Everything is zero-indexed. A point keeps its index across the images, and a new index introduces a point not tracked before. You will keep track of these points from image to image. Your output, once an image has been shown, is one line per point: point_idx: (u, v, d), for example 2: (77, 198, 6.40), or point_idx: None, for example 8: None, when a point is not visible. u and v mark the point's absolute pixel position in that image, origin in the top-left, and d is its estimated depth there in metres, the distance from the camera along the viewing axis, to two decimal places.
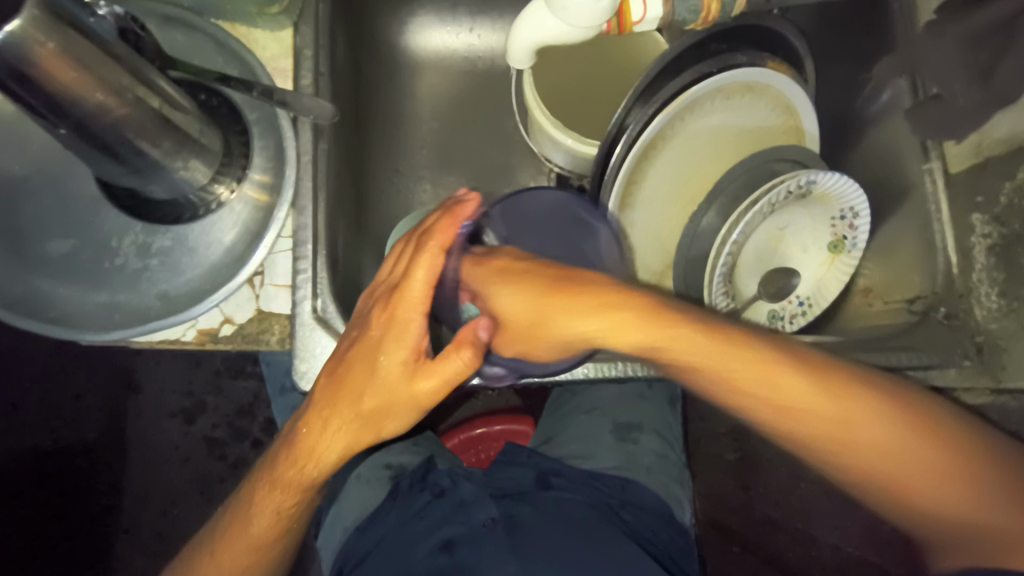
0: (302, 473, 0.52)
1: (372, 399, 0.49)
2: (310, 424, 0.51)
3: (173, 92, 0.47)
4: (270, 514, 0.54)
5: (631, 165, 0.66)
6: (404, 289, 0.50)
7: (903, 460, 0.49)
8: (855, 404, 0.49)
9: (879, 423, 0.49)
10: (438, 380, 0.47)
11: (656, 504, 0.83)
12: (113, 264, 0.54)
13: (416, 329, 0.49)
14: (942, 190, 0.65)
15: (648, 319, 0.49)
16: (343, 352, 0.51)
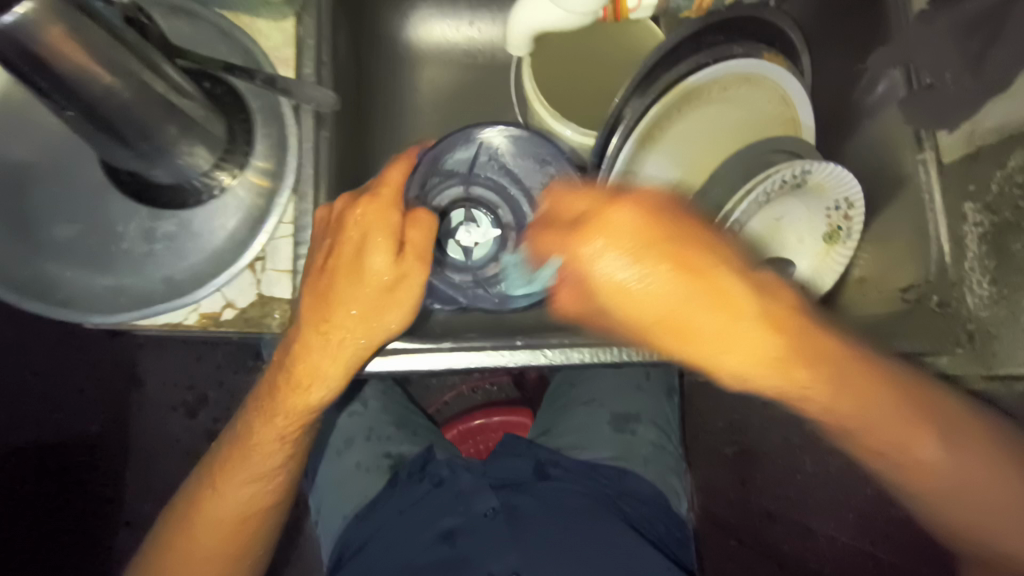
0: (303, 395, 0.55)
1: (362, 298, 0.52)
2: (306, 339, 0.52)
3: (178, 78, 0.48)
4: (272, 441, 0.58)
5: (630, 155, 0.67)
6: (377, 196, 0.54)
7: (900, 426, 0.57)
8: (853, 387, 0.55)
9: (888, 402, 0.56)
10: (418, 251, 0.53)
11: (654, 494, 0.84)
12: (119, 248, 0.55)
13: (394, 220, 0.53)
14: (935, 180, 0.66)
15: (663, 255, 0.50)
16: (323, 265, 0.53)
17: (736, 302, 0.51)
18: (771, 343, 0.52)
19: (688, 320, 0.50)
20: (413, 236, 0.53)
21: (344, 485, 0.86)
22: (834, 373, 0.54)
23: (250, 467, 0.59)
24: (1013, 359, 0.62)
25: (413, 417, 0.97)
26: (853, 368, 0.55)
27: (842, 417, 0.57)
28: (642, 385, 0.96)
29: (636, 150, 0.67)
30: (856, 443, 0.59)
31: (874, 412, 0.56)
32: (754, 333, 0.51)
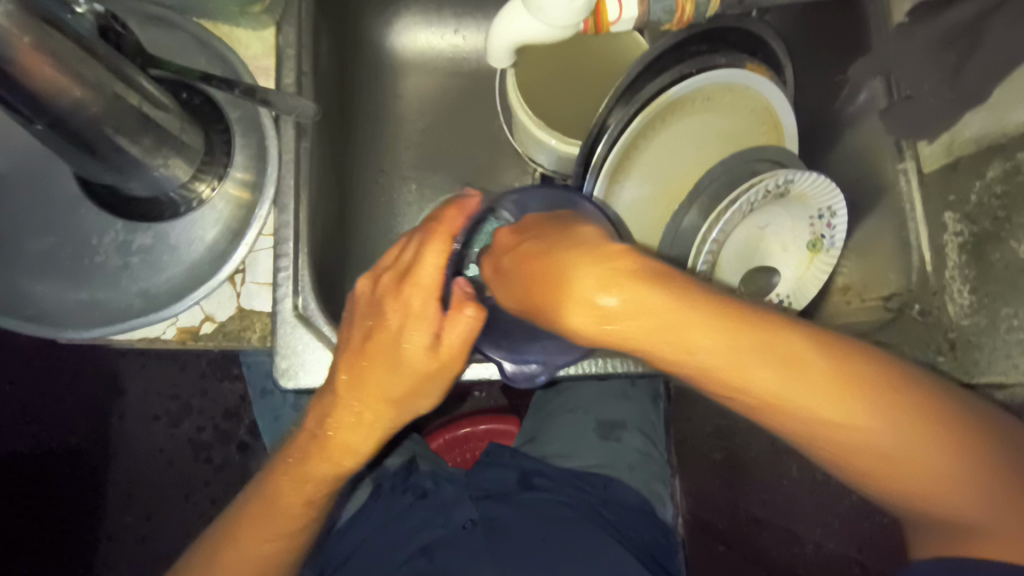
0: (337, 466, 0.53)
1: (400, 386, 0.50)
2: (337, 419, 0.51)
3: (154, 90, 0.47)
4: (299, 505, 0.54)
5: (613, 164, 0.68)
6: (414, 284, 0.50)
7: (826, 405, 0.42)
8: (764, 354, 0.42)
9: (767, 368, 0.42)
10: (450, 350, 0.50)
11: (641, 504, 0.84)
12: (93, 261, 0.54)
13: (432, 313, 0.50)
14: (917, 191, 0.67)
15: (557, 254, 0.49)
16: (362, 347, 0.51)
17: (556, 284, 0.47)
18: (654, 334, 0.44)
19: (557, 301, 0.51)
20: (455, 337, 0.50)
21: None
22: (740, 339, 0.42)
23: (275, 526, 0.54)
24: (993, 367, 0.59)
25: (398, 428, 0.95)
26: (730, 352, 0.42)
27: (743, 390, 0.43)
28: (628, 393, 0.95)
29: (619, 160, 0.68)
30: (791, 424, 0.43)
31: (757, 380, 0.42)
32: (684, 317, 0.43)
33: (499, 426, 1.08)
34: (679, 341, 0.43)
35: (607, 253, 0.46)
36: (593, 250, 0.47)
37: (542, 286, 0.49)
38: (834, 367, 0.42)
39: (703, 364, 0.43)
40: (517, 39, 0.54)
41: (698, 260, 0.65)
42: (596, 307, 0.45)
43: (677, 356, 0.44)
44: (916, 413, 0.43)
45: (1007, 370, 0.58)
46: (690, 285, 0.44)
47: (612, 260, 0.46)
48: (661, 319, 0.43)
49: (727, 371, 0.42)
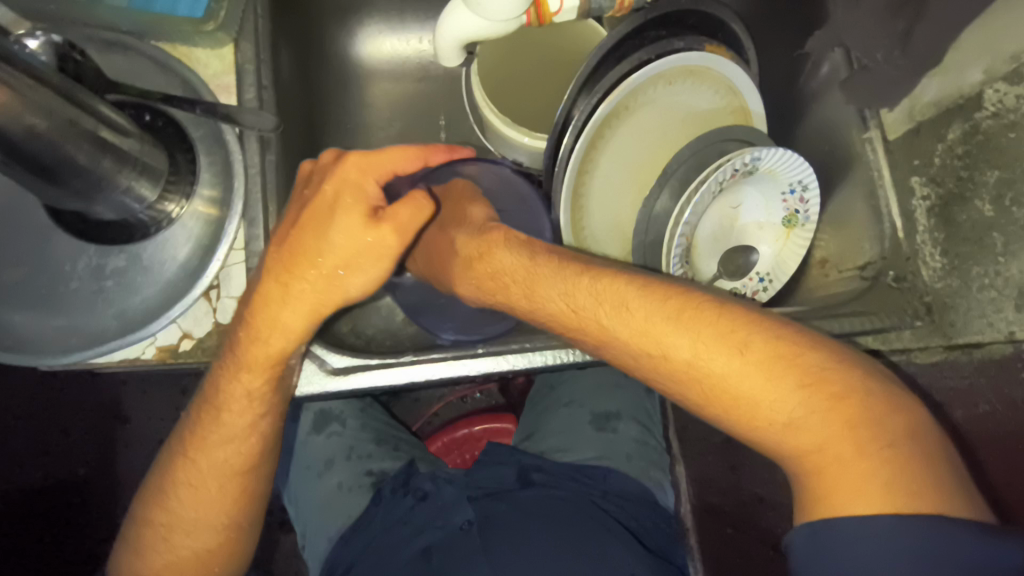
0: (268, 348, 0.54)
1: (334, 256, 0.51)
2: (265, 289, 0.52)
3: (114, 116, 0.48)
4: (241, 399, 0.56)
5: (581, 156, 0.68)
6: (341, 168, 0.51)
7: (724, 360, 0.45)
8: (679, 318, 0.47)
9: (684, 333, 0.47)
10: (397, 227, 0.51)
11: (639, 491, 0.84)
12: (69, 287, 0.55)
13: (369, 193, 0.52)
14: (882, 157, 0.68)
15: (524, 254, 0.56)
16: (289, 230, 0.53)
17: (522, 268, 0.54)
18: (593, 303, 0.50)
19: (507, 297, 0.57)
20: (399, 211, 0.51)
21: (326, 507, 0.85)
22: (650, 303, 0.48)
23: (222, 427, 0.58)
24: (970, 326, 0.60)
25: (394, 433, 0.95)
26: (647, 318, 0.48)
27: (651, 349, 0.48)
28: (619, 382, 0.95)
29: (588, 151, 0.68)
30: (694, 384, 0.47)
31: (672, 343, 0.47)
32: (614, 287, 0.50)
33: (497, 425, 1.08)
34: (613, 305, 0.49)
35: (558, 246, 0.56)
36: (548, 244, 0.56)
37: (512, 276, 0.55)
38: (715, 320, 0.46)
39: (615, 331, 0.49)
40: (461, 37, 0.55)
41: (672, 243, 0.66)
42: (559, 293, 0.52)
43: (610, 326, 0.50)
44: (822, 380, 0.44)
45: (983, 328, 0.58)
46: (619, 269, 0.52)
47: (553, 257, 0.54)
48: (597, 295, 0.50)
49: (640, 335, 0.48)
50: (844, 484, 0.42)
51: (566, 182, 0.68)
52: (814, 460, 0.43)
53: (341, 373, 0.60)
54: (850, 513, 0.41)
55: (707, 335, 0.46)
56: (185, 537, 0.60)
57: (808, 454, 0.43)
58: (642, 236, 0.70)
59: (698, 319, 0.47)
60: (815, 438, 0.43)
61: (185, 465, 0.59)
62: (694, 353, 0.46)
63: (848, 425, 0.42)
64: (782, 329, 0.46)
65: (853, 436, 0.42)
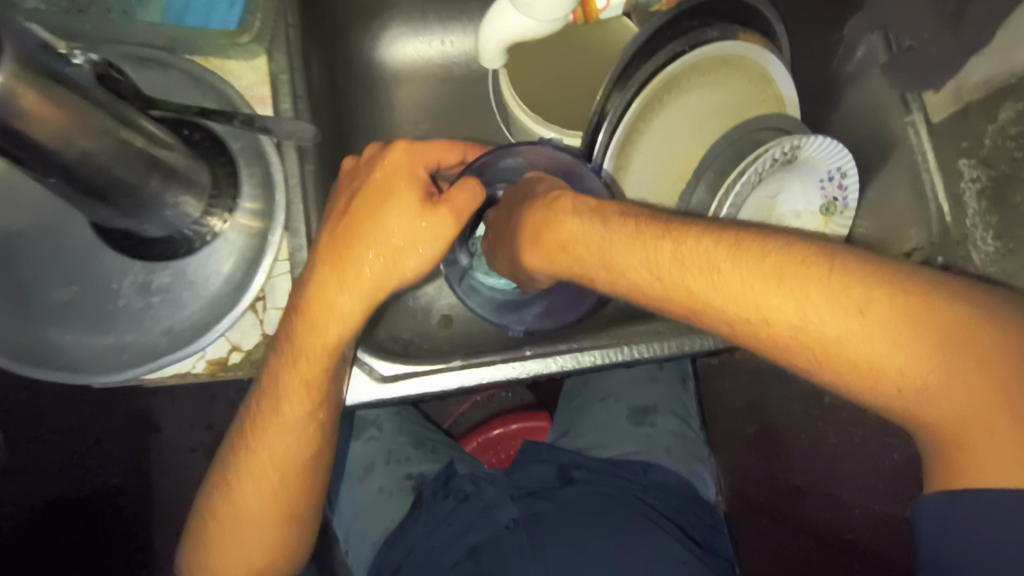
0: (325, 335, 0.51)
1: (388, 239, 0.50)
2: (320, 278, 0.50)
3: (157, 130, 0.48)
4: (301, 393, 0.53)
5: (616, 153, 0.68)
6: (385, 159, 0.52)
7: (838, 320, 0.43)
8: (780, 278, 0.45)
9: (789, 295, 0.44)
10: (454, 209, 0.51)
11: (681, 485, 0.83)
12: (117, 305, 0.55)
13: (420, 178, 0.52)
14: (927, 140, 0.67)
15: (603, 223, 0.54)
16: (340, 216, 0.52)
17: (594, 240, 0.54)
18: (677, 271, 0.49)
19: (580, 257, 0.55)
20: (456, 194, 0.51)
21: (367, 512, 0.84)
22: (744, 264, 0.46)
23: (281, 421, 0.54)
24: None
25: (431, 436, 0.95)
26: (737, 280, 0.46)
27: (749, 313, 0.46)
28: (657, 376, 0.95)
29: (622, 146, 0.68)
30: (802, 348, 0.44)
31: (774, 306, 0.45)
32: (698, 250, 0.49)
33: (531, 423, 1.07)
34: (702, 271, 0.48)
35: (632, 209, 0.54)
36: (620, 209, 0.55)
37: (582, 245, 0.55)
38: (829, 279, 0.44)
39: (705, 296, 0.48)
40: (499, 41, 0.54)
41: None
42: (640, 263, 0.51)
43: (703, 292, 0.48)
44: (954, 341, 0.39)
45: None
46: (706, 231, 0.49)
47: (629, 223, 0.53)
48: (682, 261, 0.49)
49: (735, 301, 0.46)
50: (983, 451, 0.38)
51: (602, 179, 0.67)
52: (949, 429, 0.39)
53: (393, 380, 0.60)
54: (987, 484, 0.38)
55: (826, 294, 0.43)
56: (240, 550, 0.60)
57: (926, 416, 0.40)
58: None
59: (811, 282, 0.44)
60: (952, 406, 0.39)
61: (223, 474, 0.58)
62: (801, 316, 0.44)
63: (998, 388, 0.37)
64: (903, 283, 0.42)
65: (991, 397, 0.38)
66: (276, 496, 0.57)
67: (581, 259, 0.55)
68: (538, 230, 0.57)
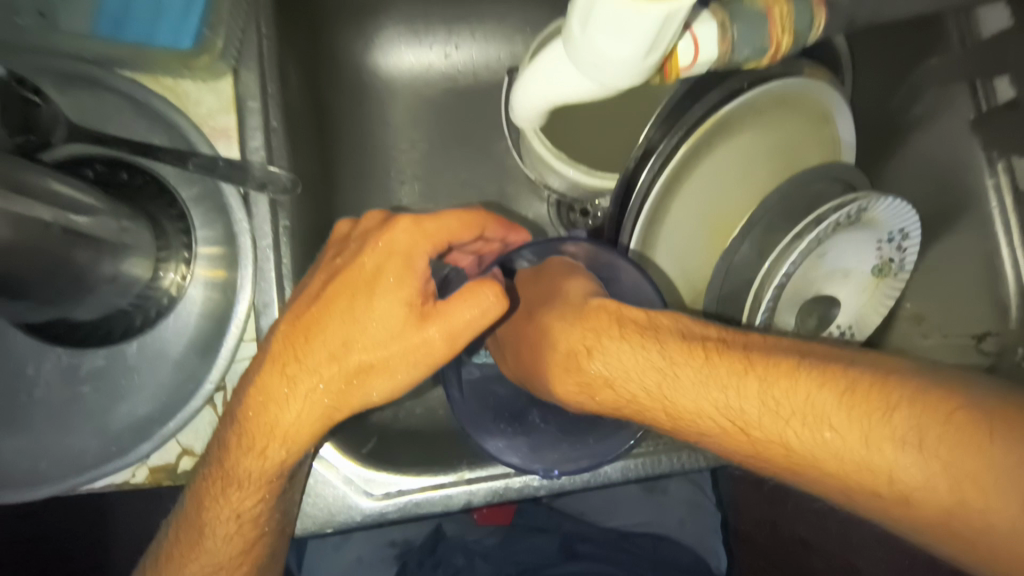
0: (263, 461, 0.40)
1: (362, 351, 0.38)
2: (266, 386, 0.39)
3: (72, 192, 0.36)
4: (233, 522, 0.42)
5: (657, 202, 0.57)
6: (389, 234, 0.40)
7: (1017, 518, 0.29)
8: (922, 444, 0.32)
9: (926, 462, 0.32)
10: (451, 331, 0.38)
11: (694, 562, 0.74)
12: (32, 397, 0.43)
13: (418, 271, 0.39)
14: (1010, 211, 0.58)
15: (647, 345, 0.41)
16: (310, 304, 0.40)
17: (650, 374, 0.41)
18: (769, 417, 0.37)
19: (623, 389, 0.42)
20: (454, 307, 0.37)
21: None
22: (875, 423, 0.33)
23: (205, 555, 0.43)
24: None
25: None
26: (859, 441, 0.34)
27: (878, 487, 0.33)
28: None
29: (664, 194, 0.56)
30: (962, 544, 0.31)
31: (904, 470, 0.32)
32: (802, 394, 0.36)
33: None
34: (806, 424, 0.35)
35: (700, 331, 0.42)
36: (679, 327, 0.42)
37: (628, 382, 0.42)
38: (996, 446, 0.30)
39: (808, 456, 0.35)
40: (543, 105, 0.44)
41: (762, 304, 0.57)
42: (714, 402, 0.38)
43: (807, 451, 0.35)
44: None
45: None
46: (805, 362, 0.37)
47: (693, 346, 0.40)
48: (768, 401, 0.37)
49: (846, 462, 0.34)
50: None
51: (637, 233, 0.57)
52: None
53: (386, 499, 0.46)
54: None
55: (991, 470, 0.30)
56: None
57: None
58: (718, 289, 0.60)
59: (964, 451, 0.31)
60: None
61: None
62: (943, 497, 0.31)
63: None
64: None
65: None
66: None
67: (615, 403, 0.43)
68: (572, 356, 0.44)
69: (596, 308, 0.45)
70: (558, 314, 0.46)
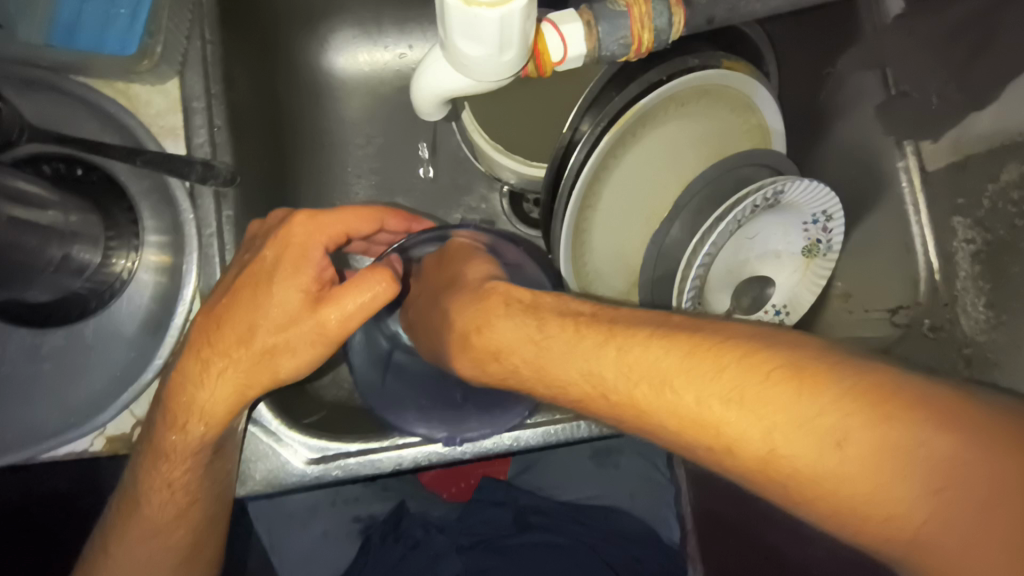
0: (185, 437, 0.44)
1: (268, 331, 0.41)
2: (186, 366, 0.42)
3: (27, 187, 0.42)
4: (166, 491, 0.47)
5: (583, 190, 0.61)
6: (286, 228, 0.42)
7: (813, 455, 0.34)
8: (745, 398, 0.35)
9: (760, 416, 0.35)
10: (344, 315, 0.40)
11: (644, 532, 0.78)
12: (1, 374, 0.48)
13: (314, 260, 0.42)
14: (919, 191, 0.60)
15: (530, 316, 0.46)
16: (224, 294, 0.43)
17: (527, 343, 0.45)
18: (622, 382, 0.40)
19: (511, 357, 0.46)
20: (348, 291, 0.40)
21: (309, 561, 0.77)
22: (703, 378, 0.37)
23: (145, 521, 0.48)
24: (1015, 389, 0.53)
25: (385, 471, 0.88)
26: (699, 400, 0.37)
27: (706, 439, 0.37)
28: None
29: (589, 183, 0.61)
30: (774, 481, 0.35)
31: (733, 430, 0.36)
32: (647, 358, 0.39)
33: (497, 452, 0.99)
34: (653, 387, 0.38)
35: (573, 306, 0.45)
36: (557, 305, 0.46)
37: (514, 352, 0.45)
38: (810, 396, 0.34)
39: (652, 416, 0.39)
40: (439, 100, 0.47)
41: (686, 286, 0.60)
42: (580, 368, 0.42)
43: (658, 411, 0.39)
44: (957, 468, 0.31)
45: None
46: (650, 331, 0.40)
47: (567, 321, 0.44)
48: (625, 370, 0.40)
49: (689, 422, 0.37)
50: None
51: (567, 220, 0.62)
52: None
53: (323, 462, 0.49)
54: None
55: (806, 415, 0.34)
56: None
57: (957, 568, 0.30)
58: (650, 271, 0.64)
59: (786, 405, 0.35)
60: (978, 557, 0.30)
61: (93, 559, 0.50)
62: (770, 444, 0.35)
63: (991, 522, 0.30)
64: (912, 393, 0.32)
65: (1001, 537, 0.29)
66: None
67: (503, 372, 0.46)
68: (464, 331, 0.48)
69: (489, 286, 0.49)
70: (461, 288, 0.51)
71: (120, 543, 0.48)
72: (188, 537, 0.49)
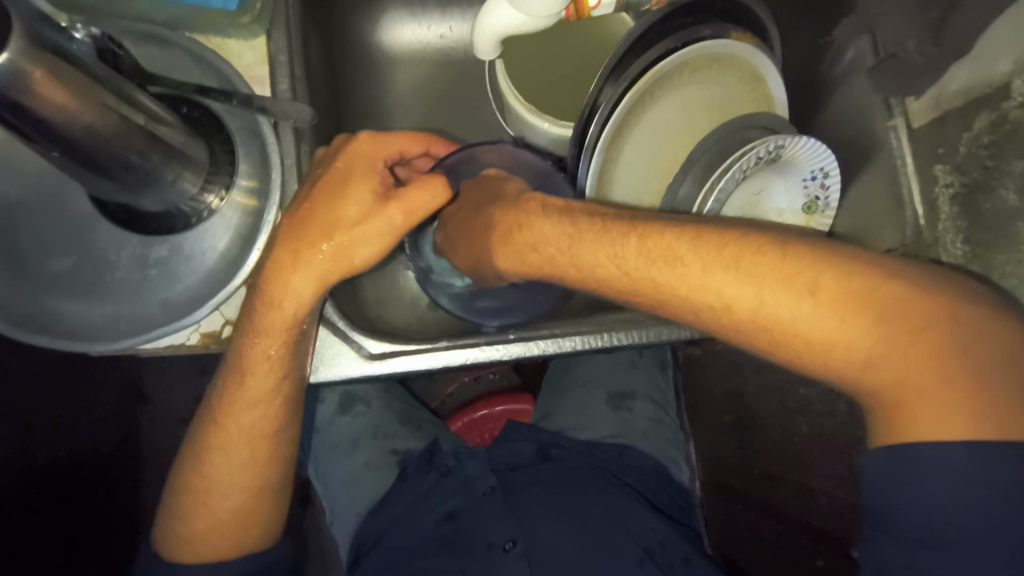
0: (282, 313, 0.54)
1: (346, 228, 0.52)
2: (279, 257, 0.53)
3: (156, 108, 0.49)
4: (263, 363, 0.57)
5: (607, 143, 0.69)
6: (353, 145, 0.55)
7: (792, 306, 0.44)
8: (737, 266, 0.47)
9: (744, 279, 0.46)
10: (407, 209, 0.53)
11: (655, 467, 0.86)
12: (114, 278, 0.56)
13: (376, 170, 0.55)
14: (907, 146, 0.68)
15: (561, 220, 0.57)
16: (302, 201, 0.54)
17: (563, 239, 0.56)
18: (643, 262, 0.51)
19: (548, 250, 0.57)
20: (412, 193, 0.53)
21: (353, 482, 0.87)
22: (702, 256, 0.48)
23: (249, 391, 0.58)
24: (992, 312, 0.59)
25: (419, 414, 0.97)
26: (701, 270, 0.48)
27: (706, 301, 0.48)
28: (636, 363, 0.99)
29: (613, 138, 0.69)
30: (759, 330, 0.46)
31: (729, 292, 0.47)
32: (665, 242, 0.50)
33: (515, 406, 1.10)
34: (667, 262, 0.50)
35: (597, 211, 0.57)
36: (585, 210, 0.57)
37: (550, 245, 0.57)
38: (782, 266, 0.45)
39: (665, 285, 0.50)
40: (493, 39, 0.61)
41: None
42: (607, 257, 0.53)
43: (668, 284, 0.50)
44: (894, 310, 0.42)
45: None
46: (664, 225, 0.51)
47: (596, 220, 0.55)
48: (647, 254, 0.51)
49: (695, 288, 0.48)
50: (924, 414, 0.40)
51: (592, 171, 0.69)
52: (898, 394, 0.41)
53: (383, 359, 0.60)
54: (930, 440, 0.39)
55: (784, 279, 0.45)
56: (205, 523, 0.61)
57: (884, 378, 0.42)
58: None
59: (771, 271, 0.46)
60: (892, 369, 0.41)
61: (206, 423, 0.61)
62: (759, 299, 0.46)
63: (929, 354, 0.40)
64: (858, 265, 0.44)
65: (922, 354, 0.40)
66: (249, 465, 0.61)
67: (533, 262, 0.58)
68: (508, 232, 0.59)
69: (528, 197, 0.60)
70: (506, 207, 0.60)
71: (230, 413, 0.59)
72: (283, 406, 0.60)
